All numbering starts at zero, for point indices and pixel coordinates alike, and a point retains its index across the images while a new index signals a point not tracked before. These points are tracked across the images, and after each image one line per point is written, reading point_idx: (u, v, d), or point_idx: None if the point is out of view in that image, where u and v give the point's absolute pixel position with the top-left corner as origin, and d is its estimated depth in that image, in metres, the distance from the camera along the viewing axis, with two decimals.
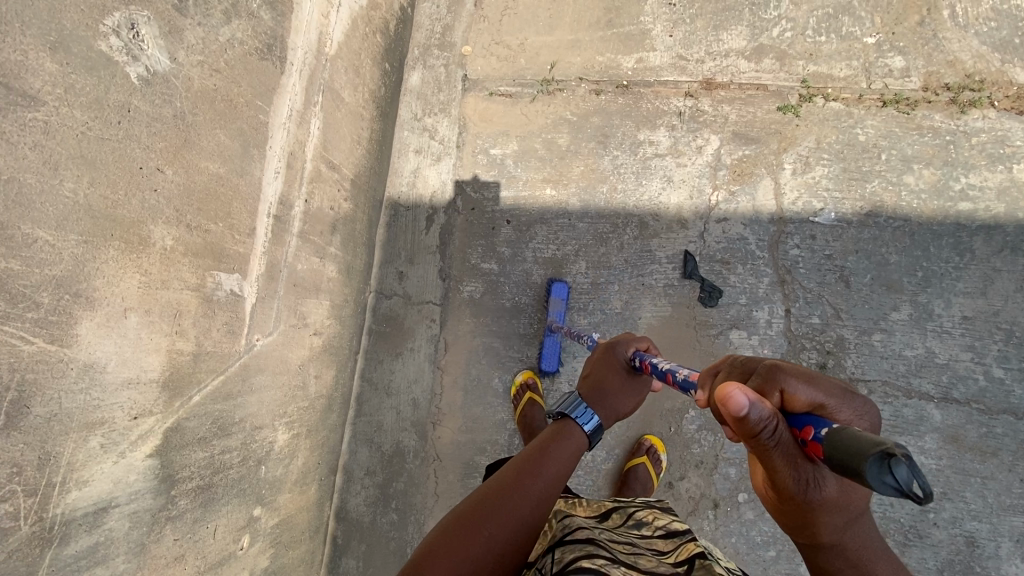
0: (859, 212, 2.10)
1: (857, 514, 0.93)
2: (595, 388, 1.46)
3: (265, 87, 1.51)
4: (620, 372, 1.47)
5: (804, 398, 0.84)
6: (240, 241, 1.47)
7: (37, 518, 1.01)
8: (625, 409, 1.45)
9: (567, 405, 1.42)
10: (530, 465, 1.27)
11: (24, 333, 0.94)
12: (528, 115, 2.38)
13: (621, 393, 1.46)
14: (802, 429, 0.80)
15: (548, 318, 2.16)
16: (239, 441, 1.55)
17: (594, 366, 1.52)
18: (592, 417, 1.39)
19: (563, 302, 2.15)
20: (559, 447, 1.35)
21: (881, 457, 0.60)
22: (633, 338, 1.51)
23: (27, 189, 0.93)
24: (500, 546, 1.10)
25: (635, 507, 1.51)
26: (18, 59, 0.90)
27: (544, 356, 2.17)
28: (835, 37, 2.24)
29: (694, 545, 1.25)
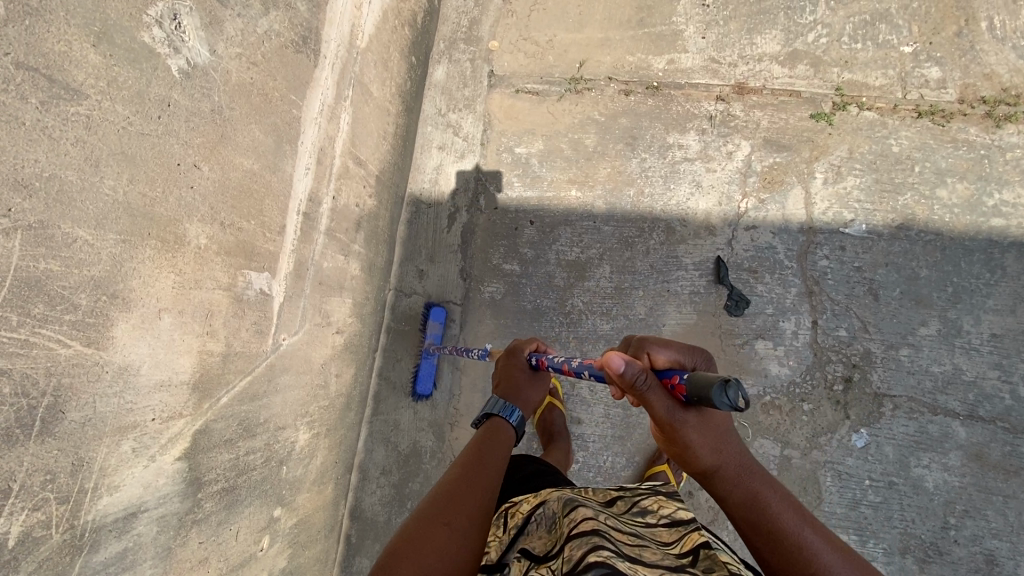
0: (890, 224, 2.07)
1: (728, 441, 1.11)
2: (506, 388, 1.55)
3: (299, 80, 1.46)
4: (524, 371, 1.58)
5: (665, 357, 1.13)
6: (270, 239, 1.43)
7: (68, 525, 0.97)
8: (538, 399, 1.56)
9: (491, 407, 1.50)
10: (475, 461, 1.32)
11: (62, 337, 0.90)
12: (554, 114, 2.34)
13: (531, 386, 1.57)
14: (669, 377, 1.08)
15: (425, 340, 2.23)
16: (263, 442, 1.53)
17: (499, 372, 1.61)
18: (515, 410, 1.48)
19: (441, 325, 2.24)
20: (492, 438, 1.42)
21: (721, 383, 0.91)
22: (523, 341, 1.66)
23: (69, 186, 0.88)
24: (464, 533, 1.10)
25: (641, 493, 1.44)
26: (62, 49, 0.86)
27: (419, 378, 2.22)
28: (871, 44, 2.19)
29: (699, 533, 1.19)
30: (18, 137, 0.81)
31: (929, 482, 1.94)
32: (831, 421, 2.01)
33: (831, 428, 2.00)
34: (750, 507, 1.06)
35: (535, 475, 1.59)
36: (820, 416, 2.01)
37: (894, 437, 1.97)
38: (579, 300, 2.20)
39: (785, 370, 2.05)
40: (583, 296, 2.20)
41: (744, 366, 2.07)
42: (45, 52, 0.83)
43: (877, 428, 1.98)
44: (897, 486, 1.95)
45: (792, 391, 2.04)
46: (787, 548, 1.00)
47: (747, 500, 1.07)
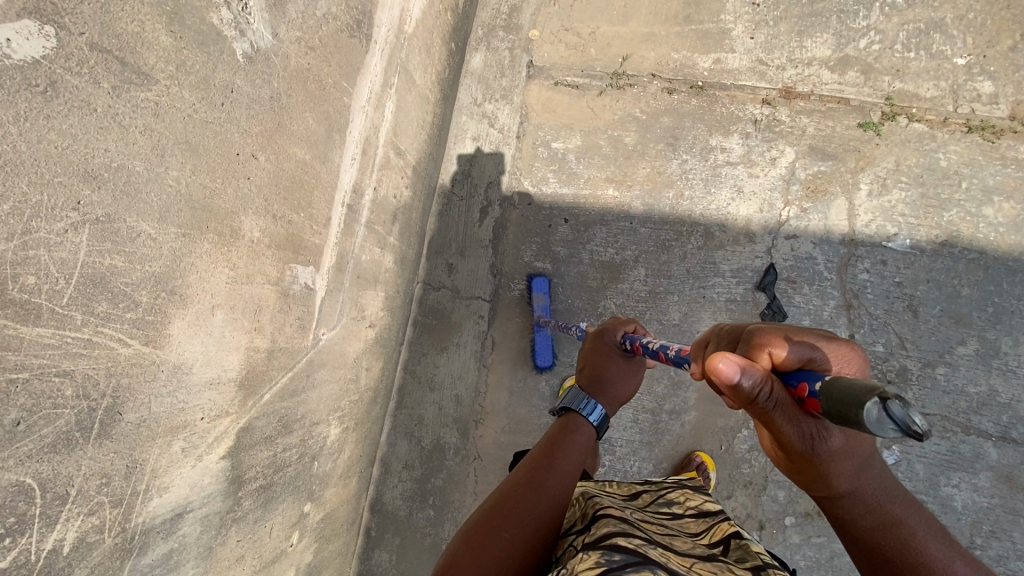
0: (934, 240, 2.03)
1: (867, 462, 0.95)
2: (594, 377, 1.37)
3: (351, 66, 1.40)
4: (614, 358, 1.39)
5: (791, 355, 0.85)
6: (317, 232, 1.38)
7: (120, 529, 0.93)
8: (629, 393, 1.36)
9: (571, 399, 1.35)
10: (546, 455, 1.22)
11: (124, 336, 0.86)
12: (594, 109, 2.27)
13: (623, 377, 1.38)
14: (795, 385, 0.82)
15: (534, 314, 2.14)
16: (298, 438, 1.49)
17: (586, 356, 1.43)
18: (597, 407, 1.31)
19: (545, 297, 2.15)
20: (567, 436, 1.28)
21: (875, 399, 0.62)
22: (619, 321, 1.45)
23: (136, 177, 0.83)
24: (522, 545, 1.04)
25: (665, 486, 1.41)
26: (135, 30, 0.80)
27: (538, 351, 2.16)
28: (924, 54, 2.13)
29: (729, 524, 1.18)
30: (89, 125, 0.75)
31: (958, 502, 1.93)
32: None
33: None
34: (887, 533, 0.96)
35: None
36: None
37: (925, 455, 1.95)
38: (612, 301, 2.16)
39: None
40: (617, 298, 2.16)
41: None
42: (119, 33, 0.77)
43: (908, 446, 1.97)
44: (926, 504, 1.93)
45: None
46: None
47: (882, 526, 0.97)
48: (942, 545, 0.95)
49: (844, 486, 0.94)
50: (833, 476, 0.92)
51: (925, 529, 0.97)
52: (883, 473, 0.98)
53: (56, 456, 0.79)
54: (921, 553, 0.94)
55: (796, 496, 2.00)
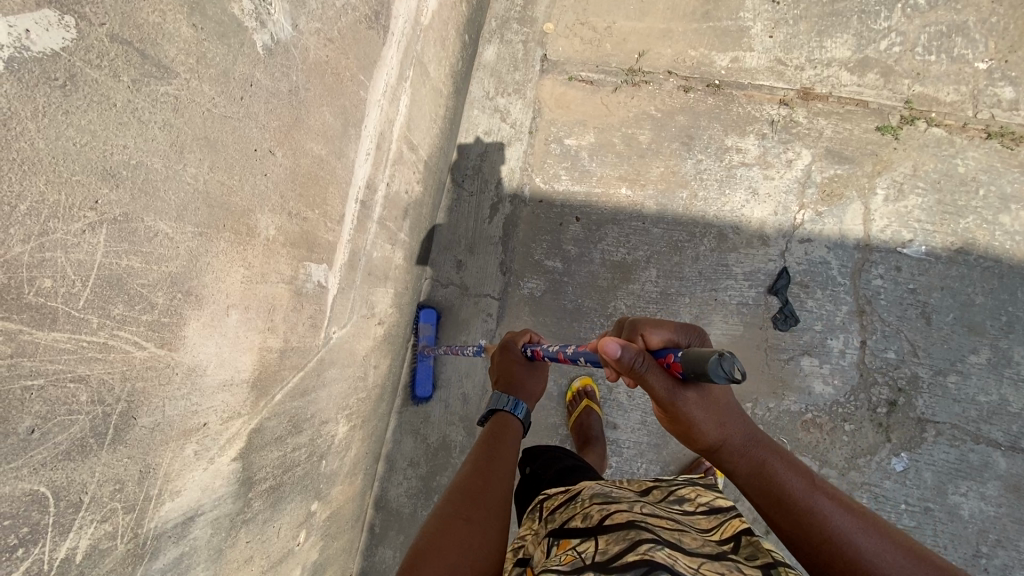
0: (949, 248, 2.02)
1: (728, 411, 1.03)
2: (506, 381, 1.43)
3: (368, 58, 1.36)
4: (522, 363, 1.46)
5: (659, 338, 1.00)
6: (331, 229, 1.35)
7: (132, 535, 0.90)
8: (539, 389, 1.46)
9: (493, 404, 1.39)
10: (486, 460, 1.21)
11: (139, 338, 0.83)
12: (608, 106, 2.23)
13: (532, 377, 1.46)
14: (663, 357, 0.97)
15: (417, 343, 2.15)
16: (308, 438, 1.46)
17: (495, 368, 1.48)
18: (521, 404, 1.37)
19: (431, 327, 2.16)
20: (499, 440, 1.29)
21: (716, 356, 0.82)
22: (516, 333, 1.53)
23: (153, 175, 0.80)
24: (483, 526, 1.04)
25: (675, 482, 1.24)
26: (156, 21, 0.77)
27: (418, 380, 2.14)
28: (946, 57, 2.10)
29: (740, 521, 1.06)
30: (108, 120, 0.71)
31: (966, 510, 1.92)
32: (871, 444, 1.98)
33: (871, 450, 1.98)
34: (758, 474, 0.98)
35: (572, 470, 1.45)
36: (860, 437, 1.99)
37: (934, 463, 1.95)
38: (622, 302, 2.13)
39: (829, 389, 2.02)
40: (627, 299, 2.13)
41: (788, 382, 2.03)
42: (140, 24, 0.74)
43: (917, 453, 1.96)
44: (933, 512, 1.93)
45: (835, 410, 2.01)
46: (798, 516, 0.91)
47: (754, 469, 0.99)
48: (808, 480, 0.96)
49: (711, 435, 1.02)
50: (697, 423, 1.00)
51: (795, 471, 0.98)
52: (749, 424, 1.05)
53: (70, 463, 0.76)
54: (787, 487, 0.95)
55: None
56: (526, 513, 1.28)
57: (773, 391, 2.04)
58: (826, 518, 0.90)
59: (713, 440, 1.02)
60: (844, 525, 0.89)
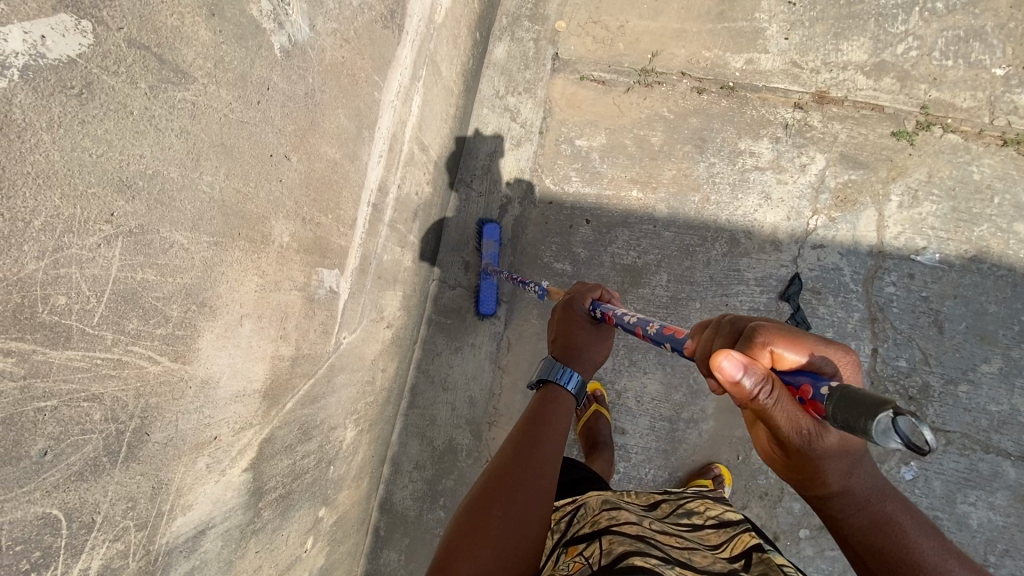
0: (963, 255, 2.00)
1: (857, 459, 0.88)
2: (566, 347, 1.30)
3: (383, 59, 1.33)
4: (584, 326, 1.33)
5: (790, 357, 0.82)
6: (343, 233, 1.32)
7: (144, 552, 0.88)
8: (601, 358, 1.32)
9: (546, 371, 1.28)
10: (525, 446, 1.09)
11: (153, 353, 0.80)
12: (620, 106, 2.20)
13: (595, 342, 1.32)
14: (798, 387, 0.80)
15: (483, 261, 2.11)
16: (317, 444, 1.43)
17: (556, 328, 1.36)
18: (574, 375, 1.25)
19: (496, 244, 2.13)
20: (546, 418, 1.18)
21: (881, 414, 0.62)
22: (586, 288, 1.37)
23: (170, 185, 0.77)
24: (518, 519, 0.96)
25: (685, 496, 1.21)
26: (175, 24, 0.74)
27: (481, 298, 2.12)
28: (963, 63, 2.07)
29: (752, 536, 1.01)
30: (125, 129, 0.68)
31: (974, 520, 1.91)
32: (881, 452, 1.97)
33: (881, 458, 1.97)
34: (880, 535, 0.88)
35: (581, 481, 1.43)
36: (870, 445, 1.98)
37: (943, 472, 1.94)
38: (632, 306, 2.11)
39: None
40: (637, 303, 2.11)
41: None
42: (158, 27, 0.71)
43: (927, 462, 1.95)
44: (941, 521, 1.92)
45: None
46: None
47: (878, 527, 0.88)
48: (939, 547, 0.86)
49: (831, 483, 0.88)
50: (825, 473, 0.87)
51: (922, 535, 0.88)
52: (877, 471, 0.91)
53: (83, 483, 0.74)
54: (914, 553, 0.85)
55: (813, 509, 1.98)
56: None
57: None
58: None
59: (834, 490, 0.89)
60: None
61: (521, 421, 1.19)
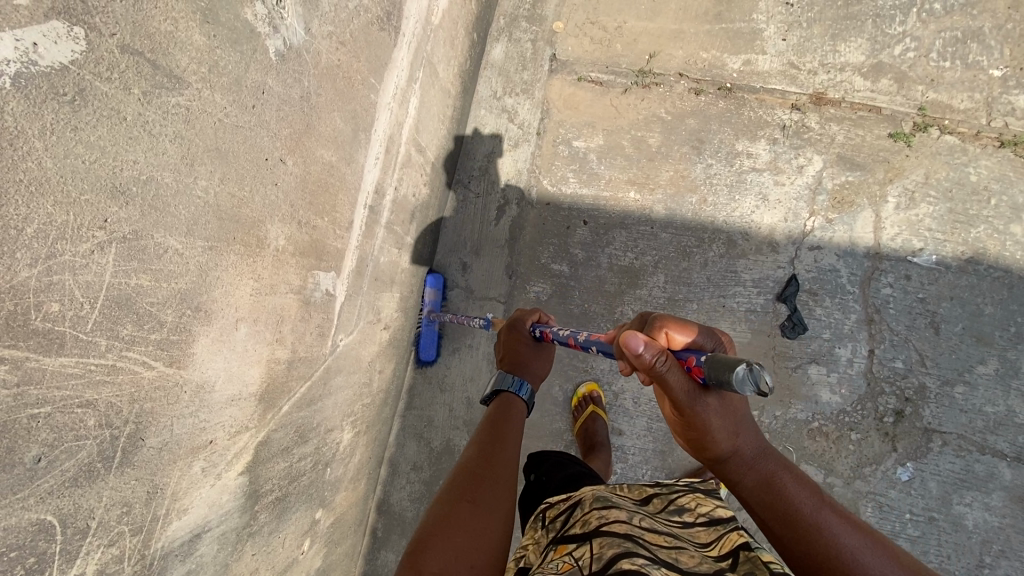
0: (960, 257, 2.00)
1: (743, 423, 1.00)
2: (512, 358, 1.37)
3: (379, 61, 1.33)
4: (527, 342, 1.40)
5: (679, 338, 0.98)
6: (339, 236, 1.31)
7: (139, 556, 0.88)
8: (546, 371, 1.40)
9: (497, 382, 1.33)
10: (490, 448, 1.13)
11: (147, 359, 0.80)
12: (618, 107, 2.19)
13: (539, 357, 1.40)
14: (686, 360, 0.95)
15: (422, 308, 2.10)
16: (313, 446, 1.43)
17: (500, 345, 1.44)
18: (525, 384, 1.32)
19: (437, 292, 2.11)
20: (504, 420, 1.23)
21: (744, 366, 0.80)
22: (525, 312, 1.47)
23: (164, 190, 0.76)
24: (489, 507, 0.99)
25: (676, 489, 1.22)
26: (168, 29, 0.73)
27: (421, 345, 2.10)
28: (960, 64, 2.07)
29: (740, 534, 1.02)
30: (119, 135, 0.68)
31: (970, 520, 1.92)
32: (877, 453, 1.98)
33: (877, 459, 1.98)
34: (767, 490, 0.96)
35: (577, 477, 1.43)
36: (866, 446, 1.98)
37: (939, 472, 1.95)
38: (630, 308, 2.11)
39: (836, 398, 2.01)
40: (634, 304, 2.11)
41: (795, 390, 2.02)
42: (151, 32, 0.71)
43: (923, 463, 1.96)
44: (937, 522, 1.93)
45: (841, 419, 2.00)
46: (806, 531, 0.91)
47: (764, 483, 0.97)
48: (818, 498, 0.95)
49: (724, 445, 0.98)
50: (715, 436, 0.97)
51: (804, 489, 0.96)
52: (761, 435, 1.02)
53: (78, 489, 0.74)
54: (796, 504, 0.94)
55: None
56: (528, 521, 1.25)
57: (780, 399, 2.03)
58: (833, 541, 0.89)
59: (726, 453, 0.99)
60: (851, 544, 0.89)
61: (479, 426, 1.23)
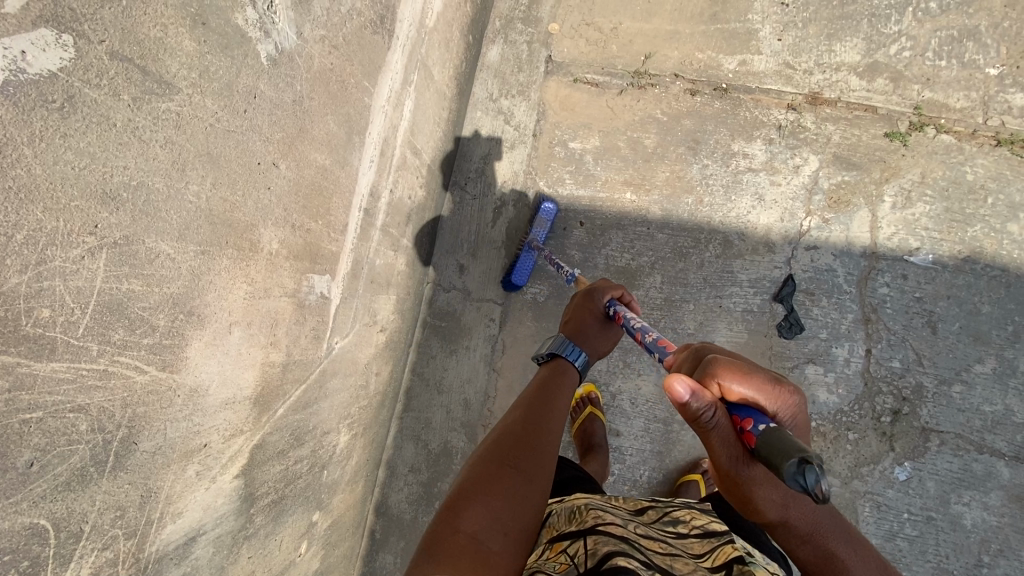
0: (956, 256, 2.00)
1: (801, 499, 0.94)
2: (577, 329, 1.40)
3: (373, 65, 1.33)
4: (598, 316, 1.43)
5: (740, 390, 0.88)
6: (334, 239, 1.32)
7: (134, 560, 0.88)
8: (605, 350, 1.42)
9: (556, 346, 1.37)
10: (535, 415, 1.14)
11: (140, 363, 0.80)
12: (614, 109, 2.20)
13: (602, 335, 1.42)
14: (742, 419, 0.86)
15: (529, 235, 2.10)
16: (310, 449, 1.43)
17: (571, 312, 1.47)
18: (581, 353, 1.35)
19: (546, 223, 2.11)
20: (553, 391, 1.24)
21: (800, 462, 0.71)
22: (609, 285, 1.47)
23: (155, 195, 0.77)
24: (529, 478, 0.99)
25: (672, 503, 1.23)
26: (158, 35, 0.74)
27: (516, 268, 2.09)
28: (956, 63, 2.07)
29: (733, 548, 1.02)
30: (108, 141, 0.69)
31: (968, 520, 1.91)
32: (875, 453, 1.98)
33: (874, 459, 1.98)
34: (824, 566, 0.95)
35: (573, 481, 1.43)
36: (863, 446, 1.98)
37: (937, 472, 1.94)
38: None
39: (834, 398, 2.01)
40: None
41: None
42: (141, 39, 0.71)
43: (921, 463, 1.95)
44: (935, 521, 1.92)
45: (839, 419, 2.00)
46: None
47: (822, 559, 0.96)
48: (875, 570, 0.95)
49: (774, 518, 0.94)
50: (763, 508, 0.93)
51: (862, 564, 0.96)
52: (819, 507, 0.96)
53: (71, 493, 0.74)
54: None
55: None
56: None
57: None
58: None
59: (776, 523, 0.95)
60: None
61: (527, 394, 1.24)
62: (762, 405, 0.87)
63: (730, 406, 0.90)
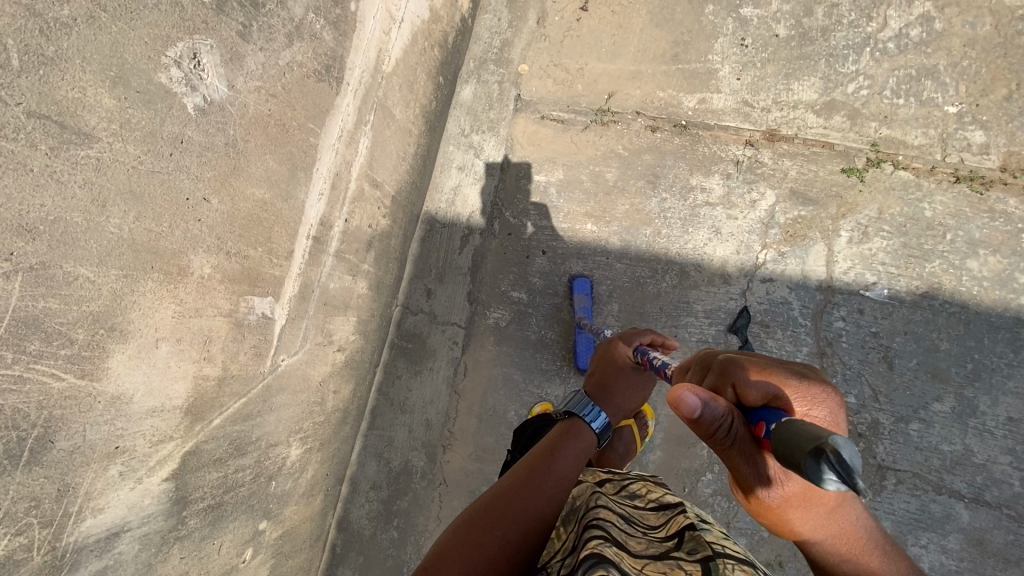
0: (914, 291, 1.99)
1: (833, 514, 0.96)
2: (602, 384, 1.34)
3: (319, 108, 1.48)
4: (626, 367, 1.38)
5: (757, 392, 0.91)
6: (277, 264, 1.45)
7: (49, 547, 0.99)
8: (633, 407, 1.35)
9: (574, 405, 1.31)
10: (535, 473, 1.11)
11: (56, 371, 0.94)
12: (578, 144, 2.30)
13: (630, 389, 1.36)
14: (756, 424, 0.88)
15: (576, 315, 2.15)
16: (253, 459, 1.54)
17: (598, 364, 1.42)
18: (601, 414, 1.27)
19: (587, 298, 2.17)
20: (564, 452, 1.19)
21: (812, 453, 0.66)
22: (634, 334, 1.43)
23: (73, 228, 0.92)
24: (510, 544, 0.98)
25: (627, 478, 1.28)
26: (76, 96, 0.90)
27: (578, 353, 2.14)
28: (914, 101, 2.10)
29: (687, 516, 1.05)
30: (25, 183, 0.85)
31: (925, 563, 1.87)
32: None
33: None
34: None
35: None
36: None
37: (893, 512, 1.91)
38: None
39: None
40: None
41: None
42: (58, 100, 0.87)
43: (876, 501, 1.92)
44: None
45: None
46: None
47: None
48: None
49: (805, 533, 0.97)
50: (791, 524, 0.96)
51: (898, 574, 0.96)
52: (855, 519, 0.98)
53: None
54: None
55: (758, 544, 1.97)
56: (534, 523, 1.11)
57: None
58: None
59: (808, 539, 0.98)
60: None
61: (537, 450, 1.21)
62: (783, 406, 0.89)
63: (748, 410, 0.92)
